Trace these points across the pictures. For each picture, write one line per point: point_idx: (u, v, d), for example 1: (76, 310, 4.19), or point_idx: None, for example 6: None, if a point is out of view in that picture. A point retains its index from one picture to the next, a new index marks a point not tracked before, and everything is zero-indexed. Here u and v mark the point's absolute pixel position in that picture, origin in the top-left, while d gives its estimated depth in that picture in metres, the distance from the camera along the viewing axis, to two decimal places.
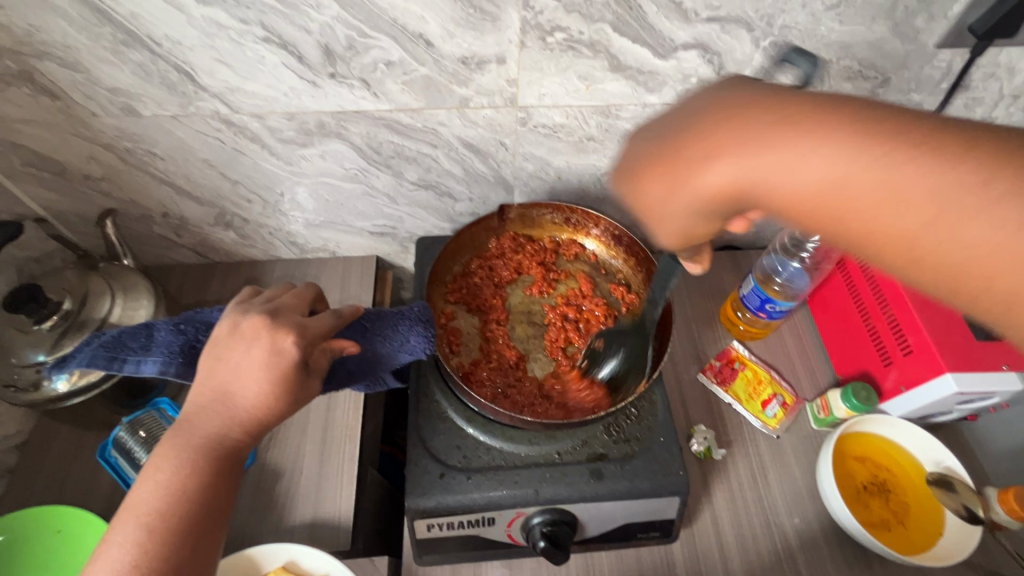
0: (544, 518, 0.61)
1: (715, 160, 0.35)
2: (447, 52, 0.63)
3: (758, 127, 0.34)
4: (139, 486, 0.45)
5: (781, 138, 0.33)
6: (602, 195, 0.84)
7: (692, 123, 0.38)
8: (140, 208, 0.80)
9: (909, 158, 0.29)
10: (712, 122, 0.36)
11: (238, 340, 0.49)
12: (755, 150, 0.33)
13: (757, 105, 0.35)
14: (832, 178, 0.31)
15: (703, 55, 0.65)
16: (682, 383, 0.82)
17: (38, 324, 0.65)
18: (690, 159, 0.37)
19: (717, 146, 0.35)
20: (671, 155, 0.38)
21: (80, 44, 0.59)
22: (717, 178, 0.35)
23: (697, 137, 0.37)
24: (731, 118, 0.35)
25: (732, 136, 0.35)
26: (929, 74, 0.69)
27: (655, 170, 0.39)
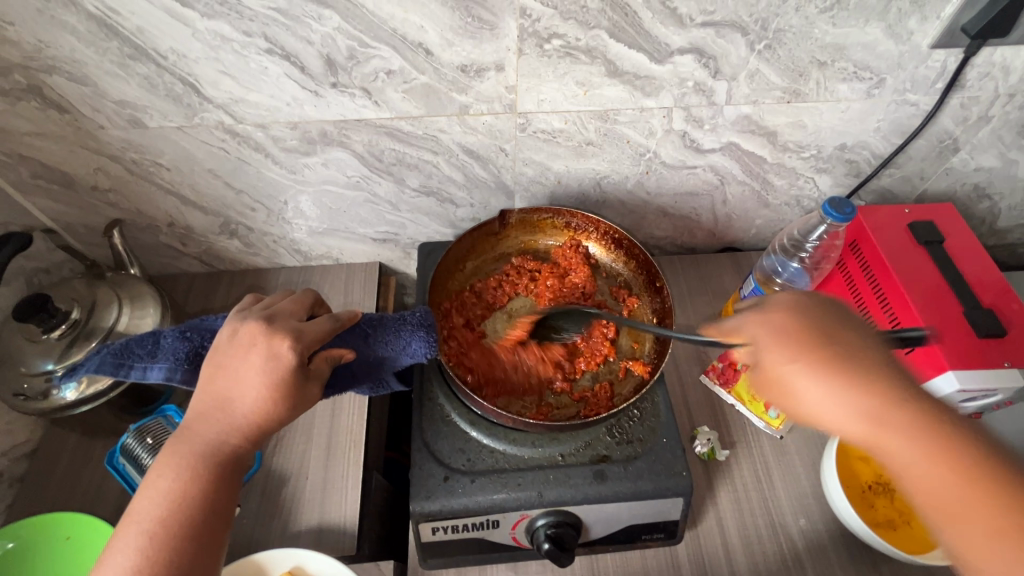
0: (549, 521, 0.61)
1: (831, 395, 0.46)
2: (446, 61, 0.64)
3: (922, 427, 0.43)
4: (140, 494, 0.46)
5: (904, 430, 0.44)
6: (602, 199, 0.85)
7: (823, 324, 0.49)
8: (146, 218, 0.81)
9: (1016, 527, 0.39)
10: (835, 342, 0.48)
11: (235, 346, 0.50)
12: (919, 442, 0.43)
13: (850, 329, 0.49)
14: (964, 500, 0.41)
15: (699, 60, 0.66)
16: (684, 384, 0.82)
17: (47, 333, 0.66)
18: (806, 374, 0.47)
19: (865, 401, 0.45)
20: (782, 354, 0.49)
21: (87, 58, 0.60)
22: (850, 423, 0.45)
23: (820, 352, 0.47)
24: (845, 349, 0.47)
25: (850, 383, 0.46)
26: (925, 74, 0.70)
27: (775, 355, 0.49)
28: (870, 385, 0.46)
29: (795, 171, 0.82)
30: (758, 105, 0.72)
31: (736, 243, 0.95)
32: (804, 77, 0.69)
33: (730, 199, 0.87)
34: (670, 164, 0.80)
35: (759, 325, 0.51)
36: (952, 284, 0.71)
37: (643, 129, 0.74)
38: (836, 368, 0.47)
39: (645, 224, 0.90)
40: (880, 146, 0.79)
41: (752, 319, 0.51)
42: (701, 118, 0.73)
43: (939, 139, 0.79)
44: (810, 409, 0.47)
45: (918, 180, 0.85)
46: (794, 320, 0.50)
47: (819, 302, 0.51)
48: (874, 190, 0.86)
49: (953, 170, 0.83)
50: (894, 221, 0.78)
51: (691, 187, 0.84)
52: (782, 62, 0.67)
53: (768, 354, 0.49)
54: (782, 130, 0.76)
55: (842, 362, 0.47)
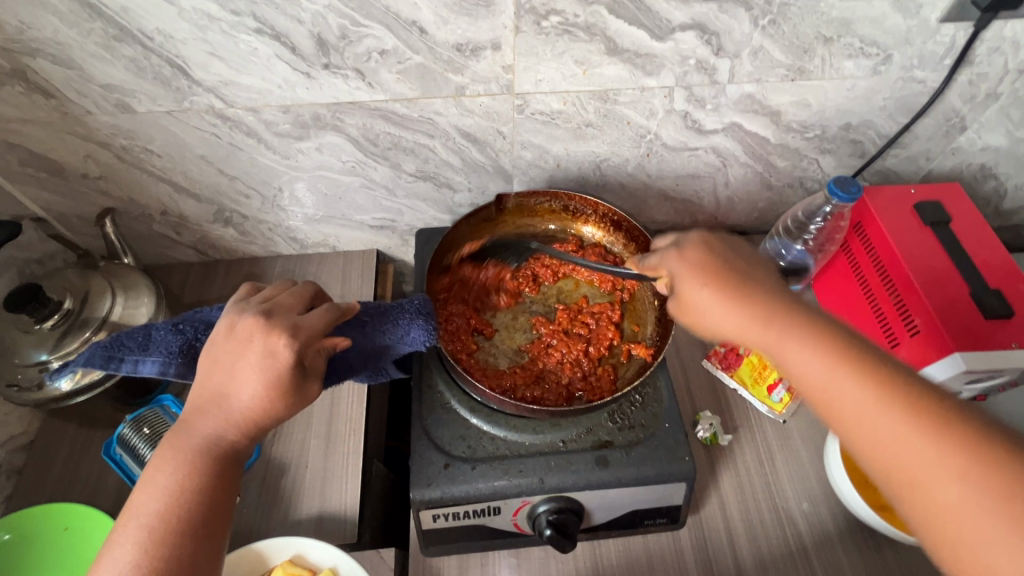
0: (550, 507, 0.61)
1: (732, 311, 0.49)
2: (441, 40, 0.62)
3: (820, 336, 0.45)
4: (139, 490, 0.45)
5: (808, 337, 0.45)
6: (602, 182, 0.83)
7: (719, 255, 0.53)
8: (139, 206, 0.79)
9: (910, 407, 0.40)
10: (733, 276, 0.51)
11: (233, 342, 0.49)
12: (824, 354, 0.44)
13: (752, 265, 0.53)
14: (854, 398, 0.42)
15: (701, 36, 0.64)
16: (687, 370, 0.82)
17: (40, 324, 0.65)
18: (713, 297, 0.51)
19: (763, 318, 0.48)
20: (694, 281, 0.52)
21: (72, 40, 0.59)
22: (756, 334, 0.48)
23: (721, 278, 0.51)
24: (744, 280, 0.51)
25: (748, 300, 0.49)
26: (933, 50, 0.68)
27: (690, 288, 0.52)
28: (772, 304, 0.48)
29: (799, 152, 0.81)
30: (761, 84, 0.70)
31: (738, 227, 0.94)
32: (809, 54, 0.67)
33: (732, 181, 0.85)
34: (671, 146, 0.78)
35: (677, 261, 0.55)
36: (959, 266, 0.70)
37: (644, 110, 0.72)
38: (738, 284, 0.50)
39: (646, 207, 0.89)
40: (885, 125, 0.78)
41: (672, 257, 0.56)
42: (703, 98, 0.71)
43: (947, 117, 0.77)
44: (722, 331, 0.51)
45: (924, 161, 0.83)
46: (709, 252, 0.54)
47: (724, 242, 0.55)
48: (879, 171, 0.85)
49: (959, 149, 0.82)
50: (899, 201, 0.77)
51: (693, 170, 0.82)
52: (787, 38, 0.65)
53: (684, 287, 0.53)
54: (786, 109, 0.74)
55: (742, 281, 0.51)
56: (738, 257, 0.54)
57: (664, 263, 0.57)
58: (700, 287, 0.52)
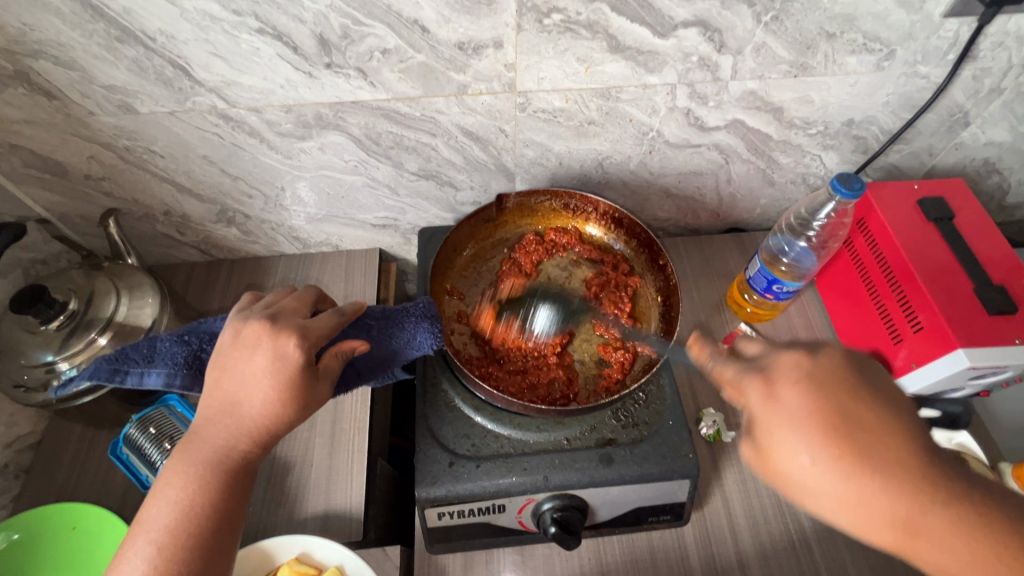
0: (555, 504, 0.61)
1: (826, 476, 0.42)
2: (443, 38, 0.62)
3: (935, 501, 0.40)
4: (151, 502, 0.46)
5: (875, 485, 0.41)
6: (604, 179, 0.83)
7: (831, 401, 0.44)
8: (142, 207, 0.80)
9: None
10: (848, 423, 0.43)
11: (240, 348, 0.49)
12: (936, 512, 0.40)
13: (863, 400, 0.44)
14: (969, 566, 0.39)
15: (703, 33, 0.64)
16: (689, 367, 0.82)
17: (45, 324, 0.65)
18: (823, 468, 0.42)
19: (886, 497, 0.40)
20: (796, 445, 0.43)
21: (74, 42, 0.59)
22: (873, 519, 0.41)
23: (837, 439, 0.42)
24: (869, 432, 0.42)
25: (871, 474, 0.41)
26: (936, 45, 0.68)
27: (784, 447, 0.44)
28: (875, 455, 0.41)
29: (802, 149, 0.81)
30: (763, 80, 0.70)
31: (740, 223, 0.94)
32: (812, 49, 0.67)
33: (735, 178, 0.85)
34: (673, 143, 0.78)
35: (763, 407, 0.46)
36: (961, 262, 0.70)
37: (646, 107, 0.72)
38: (858, 441, 0.42)
39: (648, 204, 0.89)
40: (888, 121, 0.77)
41: (757, 407, 0.46)
42: (705, 95, 0.71)
43: (950, 113, 0.77)
44: (823, 504, 0.43)
45: (927, 156, 0.83)
46: (809, 392, 0.44)
47: (826, 372, 0.45)
48: (882, 167, 0.85)
49: (962, 144, 0.82)
50: (902, 197, 0.77)
51: (695, 167, 0.82)
52: (790, 34, 0.65)
53: (774, 444, 0.44)
54: (789, 106, 0.74)
55: (868, 433, 0.42)
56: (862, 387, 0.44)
57: (750, 403, 0.47)
58: (809, 452, 0.42)
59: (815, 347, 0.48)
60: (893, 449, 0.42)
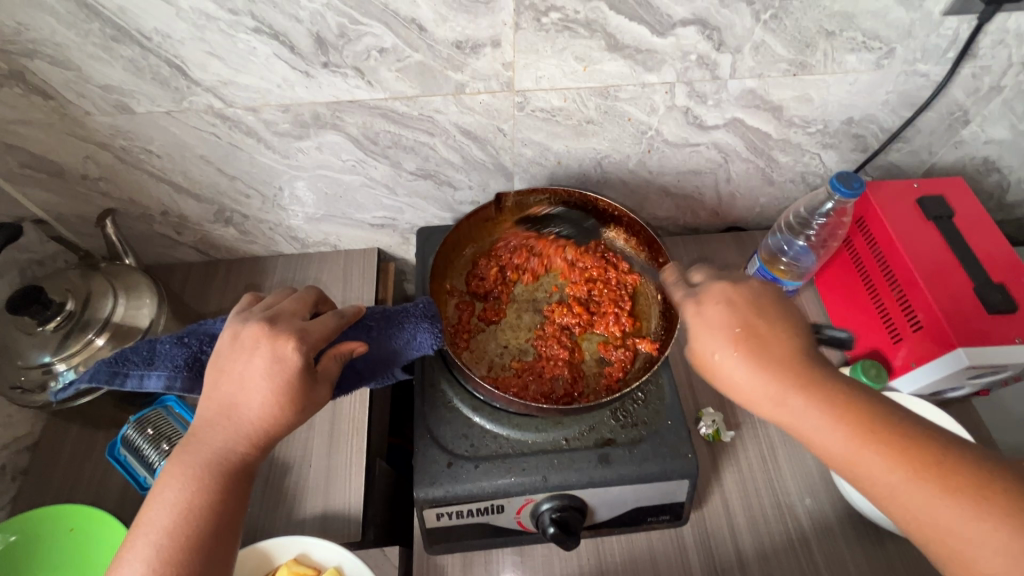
0: (554, 505, 0.61)
1: (736, 365, 0.49)
2: (441, 37, 0.62)
3: (819, 390, 0.47)
4: (149, 505, 0.46)
5: (766, 376, 0.48)
6: (603, 178, 0.83)
7: (742, 311, 0.51)
8: (139, 207, 0.79)
9: (900, 461, 0.43)
10: (753, 326, 0.50)
11: (239, 351, 0.49)
12: (821, 400, 0.46)
13: (766, 312, 0.51)
14: (848, 441, 0.45)
15: (702, 31, 0.64)
16: (689, 366, 0.82)
17: (42, 325, 0.64)
18: (729, 358, 0.49)
19: (779, 381, 0.48)
20: (711, 341, 0.51)
21: (69, 41, 0.58)
22: (767, 400, 0.48)
23: (743, 337, 0.50)
24: (769, 335, 0.50)
25: (768, 363, 0.48)
26: (936, 43, 0.67)
27: (703, 342, 0.51)
28: (773, 351, 0.49)
29: (801, 148, 0.80)
30: (763, 78, 0.70)
31: (739, 222, 0.94)
32: (811, 48, 0.67)
33: (734, 177, 0.85)
34: (672, 142, 0.78)
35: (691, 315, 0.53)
36: (961, 260, 0.70)
37: (645, 106, 0.72)
38: (759, 339, 0.49)
39: (647, 204, 0.88)
40: (888, 120, 0.77)
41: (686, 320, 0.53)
42: (704, 94, 0.71)
43: (950, 111, 0.76)
44: (731, 387, 0.50)
45: (926, 154, 0.83)
46: (725, 303, 0.52)
47: (741, 288, 0.53)
48: (882, 166, 0.85)
49: (962, 143, 0.81)
50: (901, 195, 0.77)
51: (694, 166, 0.82)
52: (789, 32, 0.65)
53: (695, 343, 0.52)
54: (788, 104, 0.74)
55: (765, 334, 0.50)
56: (768, 302, 0.52)
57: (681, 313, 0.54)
58: (722, 345, 0.50)
59: (742, 278, 0.55)
60: (787, 348, 0.49)
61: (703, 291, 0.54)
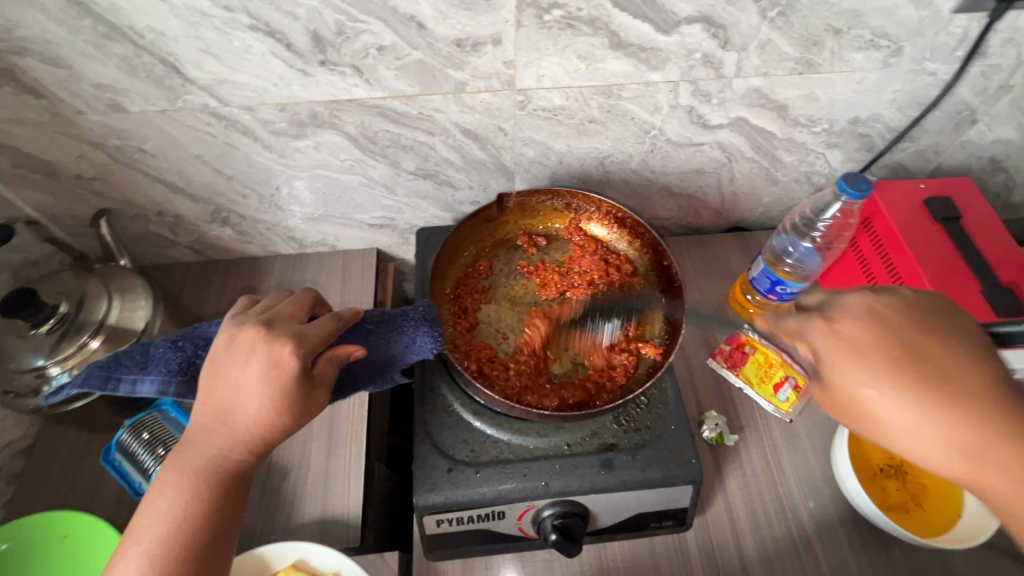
0: (555, 511, 0.60)
1: (900, 408, 0.44)
2: (441, 35, 0.60)
3: (1009, 444, 0.41)
4: (142, 514, 0.45)
5: (940, 423, 0.43)
6: (605, 178, 0.82)
7: (895, 339, 0.46)
8: (134, 207, 0.78)
9: None
10: (921, 360, 0.45)
11: (235, 355, 0.48)
12: (1004, 447, 0.41)
13: (928, 337, 0.46)
14: None
15: (707, 29, 0.62)
16: (691, 368, 0.81)
17: (35, 328, 0.64)
18: (891, 398, 0.44)
19: (962, 433, 0.42)
20: (864, 376, 0.45)
21: (60, 39, 0.57)
22: (951, 453, 0.43)
23: (906, 370, 0.44)
24: (939, 366, 0.44)
25: (944, 408, 0.43)
26: (945, 41, 0.66)
27: (851, 377, 0.46)
28: (952, 392, 0.43)
29: (806, 147, 0.79)
30: (768, 77, 0.69)
31: (742, 222, 0.93)
32: (818, 46, 0.65)
33: (738, 177, 0.83)
34: (676, 141, 0.76)
35: (824, 337, 0.48)
36: (968, 263, 0.69)
37: (649, 105, 0.71)
38: (928, 374, 0.44)
39: (650, 204, 0.87)
40: (894, 119, 0.76)
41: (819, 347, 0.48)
42: (709, 93, 0.70)
43: (957, 110, 0.75)
44: (895, 433, 0.45)
45: (933, 154, 0.82)
46: (874, 328, 0.46)
47: (891, 310, 0.47)
48: (887, 166, 0.83)
49: (969, 142, 0.80)
50: (907, 196, 0.76)
51: (698, 165, 0.81)
52: (796, 30, 0.64)
53: (830, 373, 0.48)
54: (793, 104, 0.73)
55: (938, 368, 0.44)
56: (929, 325, 0.46)
57: (808, 336, 0.49)
58: (880, 383, 0.45)
59: (887, 290, 0.49)
60: (968, 386, 0.43)
61: (846, 315, 0.48)
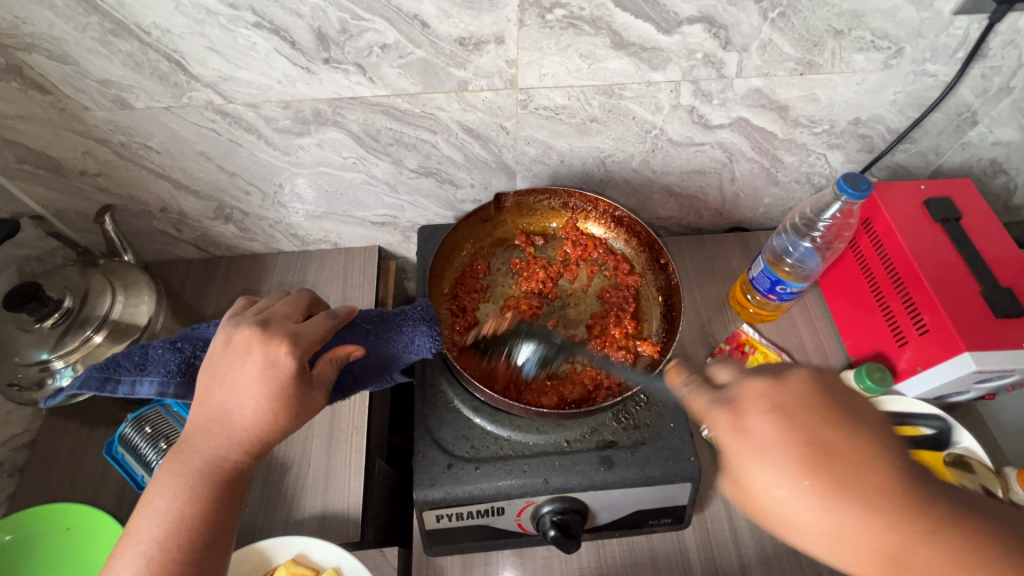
0: (554, 507, 0.61)
1: (809, 508, 0.40)
2: (444, 34, 0.61)
3: (929, 542, 0.37)
4: (139, 514, 0.45)
5: (852, 521, 0.39)
6: (606, 177, 0.82)
7: (799, 430, 0.42)
8: (138, 203, 0.79)
9: None
10: (826, 449, 0.41)
11: (231, 355, 0.48)
12: (915, 542, 0.38)
13: (833, 423, 0.42)
14: None
15: (708, 29, 0.63)
16: (691, 367, 0.81)
17: (40, 322, 0.64)
18: (801, 497, 0.40)
19: (872, 530, 0.38)
20: (772, 473, 0.41)
21: (66, 35, 0.57)
22: (867, 555, 0.38)
23: (812, 466, 0.40)
24: (845, 455, 0.41)
25: (851, 503, 0.39)
26: (945, 43, 0.66)
27: (757, 475, 0.42)
28: (864, 480, 0.40)
29: (807, 148, 0.80)
30: (769, 78, 0.69)
31: (743, 223, 0.93)
32: (819, 47, 0.66)
33: (738, 177, 0.84)
34: (677, 141, 0.77)
35: (731, 435, 0.44)
36: (968, 263, 0.69)
37: (650, 105, 0.71)
38: (834, 467, 0.40)
39: (651, 203, 0.88)
40: (895, 120, 0.76)
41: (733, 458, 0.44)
42: (710, 93, 0.70)
43: (958, 111, 0.76)
44: (803, 533, 0.41)
45: (933, 155, 0.82)
46: (779, 418, 0.43)
47: (797, 394, 0.44)
48: (888, 167, 0.84)
49: (969, 144, 0.80)
50: (908, 197, 0.76)
51: (699, 165, 0.81)
52: (797, 31, 0.64)
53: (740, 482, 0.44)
54: (794, 104, 0.73)
55: (844, 458, 0.41)
56: (831, 411, 0.43)
57: (714, 429, 0.45)
58: (786, 477, 0.41)
59: (783, 369, 0.46)
60: (876, 480, 0.39)
61: (749, 400, 0.45)
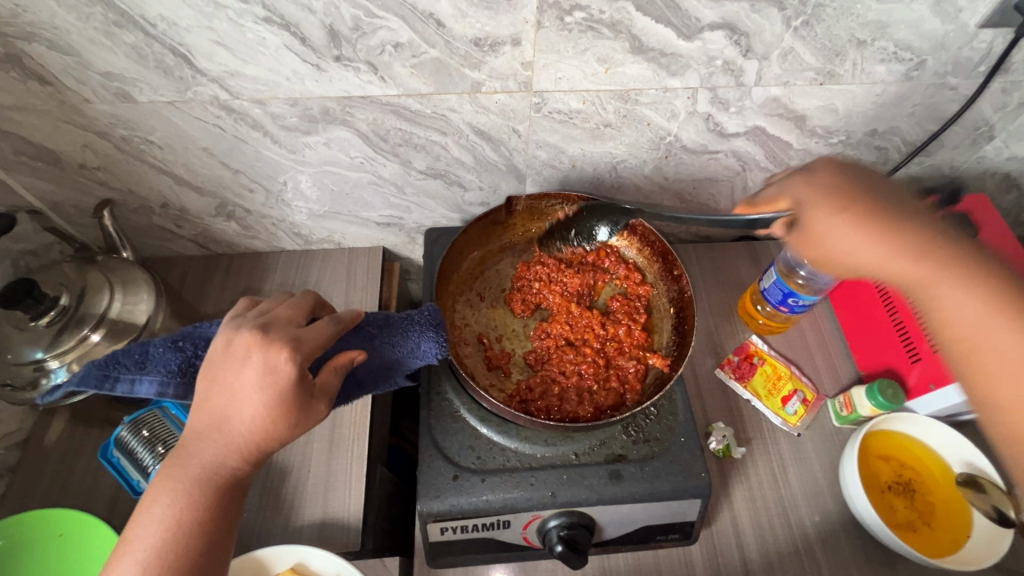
0: (561, 522, 0.59)
1: (852, 230, 0.48)
2: (459, 34, 0.59)
3: (970, 271, 0.45)
4: (135, 522, 0.43)
5: (869, 229, 0.48)
6: (617, 183, 0.81)
7: (858, 184, 0.50)
8: (138, 198, 0.77)
9: None
10: (875, 202, 0.49)
11: (230, 359, 0.46)
12: (941, 272, 0.46)
13: (886, 191, 0.50)
14: (985, 317, 0.43)
15: (730, 36, 0.61)
16: (699, 378, 0.80)
17: (35, 320, 0.62)
18: (847, 225, 0.49)
19: (910, 252, 0.47)
20: (827, 209, 0.50)
21: (69, 25, 0.55)
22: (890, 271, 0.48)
23: (867, 207, 0.49)
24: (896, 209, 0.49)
25: (899, 239, 0.47)
26: (968, 56, 0.65)
27: (815, 211, 0.50)
28: (916, 230, 0.48)
29: (821, 158, 0.78)
30: (788, 87, 0.68)
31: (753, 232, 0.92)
32: (841, 57, 0.64)
33: (751, 186, 0.83)
34: (691, 149, 0.75)
35: (801, 185, 0.52)
36: None
37: (665, 111, 0.70)
38: (884, 210, 0.49)
39: (660, 210, 0.86)
40: (912, 132, 0.75)
41: (793, 180, 0.53)
42: (727, 100, 0.69)
43: (975, 126, 0.74)
44: (840, 257, 0.50)
45: (948, 169, 0.81)
46: (840, 174, 0.51)
47: (852, 168, 0.52)
48: (901, 179, 0.83)
49: (984, 158, 0.80)
50: None
51: (711, 173, 0.80)
52: (819, 40, 0.62)
53: (811, 211, 0.50)
54: (812, 114, 0.72)
55: (895, 211, 0.49)
56: (885, 185, 0.51)
57: (781, 184, 0.54)
58: (842, 212, 0.49)
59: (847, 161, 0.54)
60: (920, 228, 0.48)
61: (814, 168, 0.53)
